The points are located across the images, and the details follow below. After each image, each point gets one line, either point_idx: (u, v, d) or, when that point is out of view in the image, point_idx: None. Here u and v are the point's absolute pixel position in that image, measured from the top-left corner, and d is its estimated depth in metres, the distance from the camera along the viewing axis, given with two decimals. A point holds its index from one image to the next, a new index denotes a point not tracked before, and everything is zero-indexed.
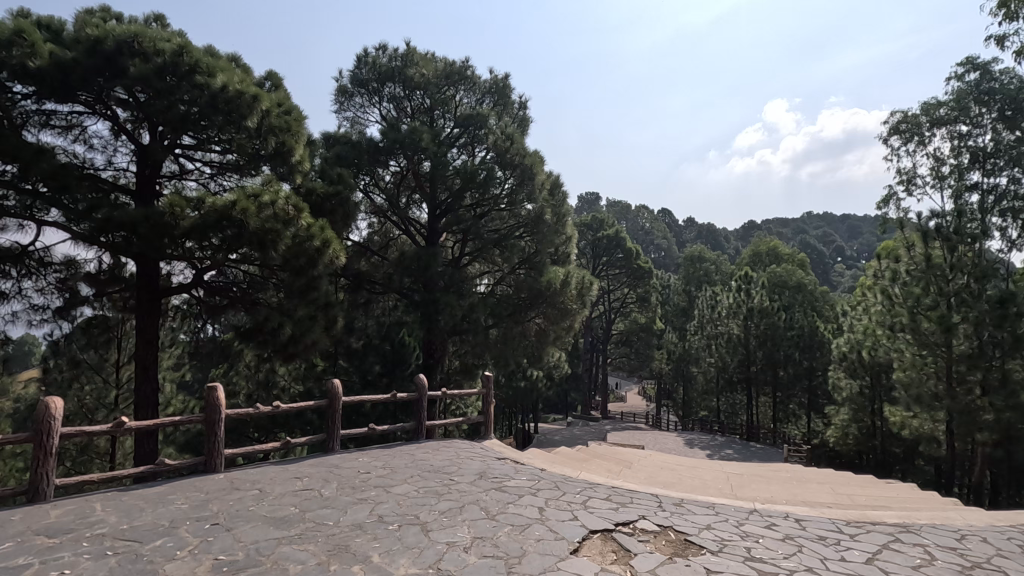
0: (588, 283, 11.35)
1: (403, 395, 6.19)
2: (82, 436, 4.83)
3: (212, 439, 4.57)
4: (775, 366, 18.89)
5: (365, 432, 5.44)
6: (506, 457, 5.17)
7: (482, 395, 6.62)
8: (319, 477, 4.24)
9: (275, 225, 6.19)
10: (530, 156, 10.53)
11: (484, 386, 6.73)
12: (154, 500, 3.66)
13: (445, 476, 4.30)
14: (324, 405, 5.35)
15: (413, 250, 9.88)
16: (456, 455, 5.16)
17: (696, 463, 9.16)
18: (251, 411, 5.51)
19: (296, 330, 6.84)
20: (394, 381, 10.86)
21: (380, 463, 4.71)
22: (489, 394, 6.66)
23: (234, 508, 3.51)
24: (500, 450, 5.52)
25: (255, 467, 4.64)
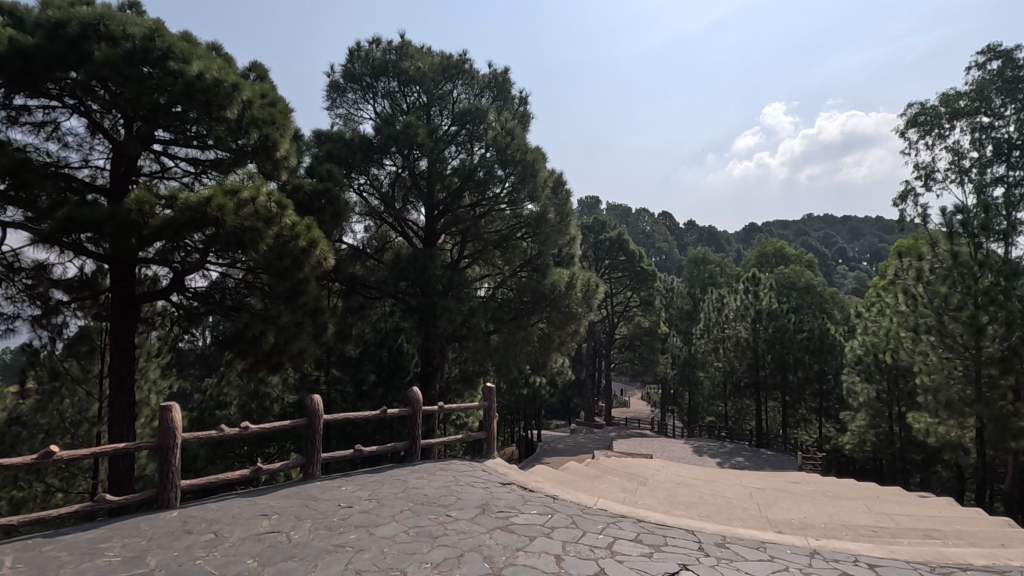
0: (594, 286, 10.81)
1: (396, 410, 5.64)
2: (13, 468, 4.27)
3: (168, 468, 4.09)
4: (785, 370, 18.32)
5: (350, 454, 4.90)
6: (511, 482, 4.62)
7: (484, 410, 6.04)
8: (293, 515, 3.69)
9: (256, 223, 5.64)
10: (532, 152, 10.02)
11: (487, 399, 6.13)
12: (81, 552, 3.13)
13: (441, 512, 3.74)
14: (301, 425, 4.81)
15: (409, 252, 9.38)
16: (454, 480, 4.61)
17: (712, 476, 8.61)
18: (222, 433, 4.96)
19: (281, 338, 6.31)
20: (389, 391, 10.37)
21: (367, 494, 4.16)
22: (492, 409, 6.09)
23: (176, 563, 2.97)
24: (504, 473, 4.98)
25: (217, 501, 4.10)
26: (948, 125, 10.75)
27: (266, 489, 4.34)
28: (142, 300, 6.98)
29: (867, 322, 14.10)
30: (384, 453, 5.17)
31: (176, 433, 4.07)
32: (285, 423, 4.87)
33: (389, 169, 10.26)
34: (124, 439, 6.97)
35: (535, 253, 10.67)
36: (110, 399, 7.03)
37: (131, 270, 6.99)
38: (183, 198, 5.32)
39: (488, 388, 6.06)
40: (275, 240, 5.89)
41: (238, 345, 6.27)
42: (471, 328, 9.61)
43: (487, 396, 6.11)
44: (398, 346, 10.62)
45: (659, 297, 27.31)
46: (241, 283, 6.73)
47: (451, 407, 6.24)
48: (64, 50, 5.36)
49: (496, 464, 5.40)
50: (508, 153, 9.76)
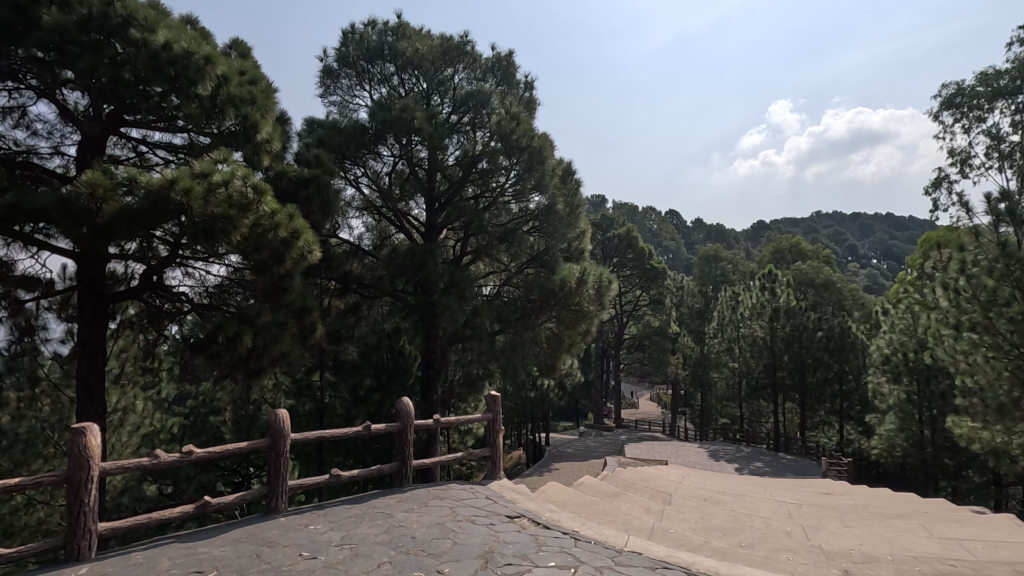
0: (607, 282, 10.03)
1: (383, 425, 4.98)
2: None
3: (82, 502, 3.60)
4: (803, 370, 17.56)
5: (326, 478, 4.30)
6: (516, 516, 3.93)
7: (487, 424, 5.36)
8: (238, 571, 3.02)
9: (230, 210, 4.96)
10: (539, 138, 9.32)
11: (490, 411, 5.47)
12: None
13: (430, 566, 3.05)
14: (263, 447, 4.14)
15: (407, 247, 8.72)
16: (451, 515, 3.91)
17: (738, 488, 7.90)
18: (171, 460, 4.30)
19: (259, 341, 5.59)
20: (387, 397, 9.35)
21: (340, 538, 3.47)
22: (496, 422, 5.41)
23: None
24: (511, 502, 4.29)
25: (143, 550, 3.45)
26: (986, 106, 9.97)
27: (214, 531, 3.69)
28: (113, 300, 6.32)
29: (895, 320, 13.29)
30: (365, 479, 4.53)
31: (90, 464, 3.59)
32: (244, 446, 4.21)
33: (387, 158, 9.63)
34: None
35: (542, 248, 9.99)
36: (78, 408, 6.38)
37: (102, 265, 6.35)
38: (144, 180, 4.65)
39: (490, 398, 5.42)
40: (252, 230, 5.21)
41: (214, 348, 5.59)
42: (475, 329, 8.93)
43: (489, 406, 5.46)
44: (399, 347, 9.65)
45: (669, 295, 26.52)
46: (221, 278, 6.10)
47: (450, 421, 5.57)
48: (9, 17, 4.74)
49: (502, 487, 4.71)
50: (513, 140, 9.04)
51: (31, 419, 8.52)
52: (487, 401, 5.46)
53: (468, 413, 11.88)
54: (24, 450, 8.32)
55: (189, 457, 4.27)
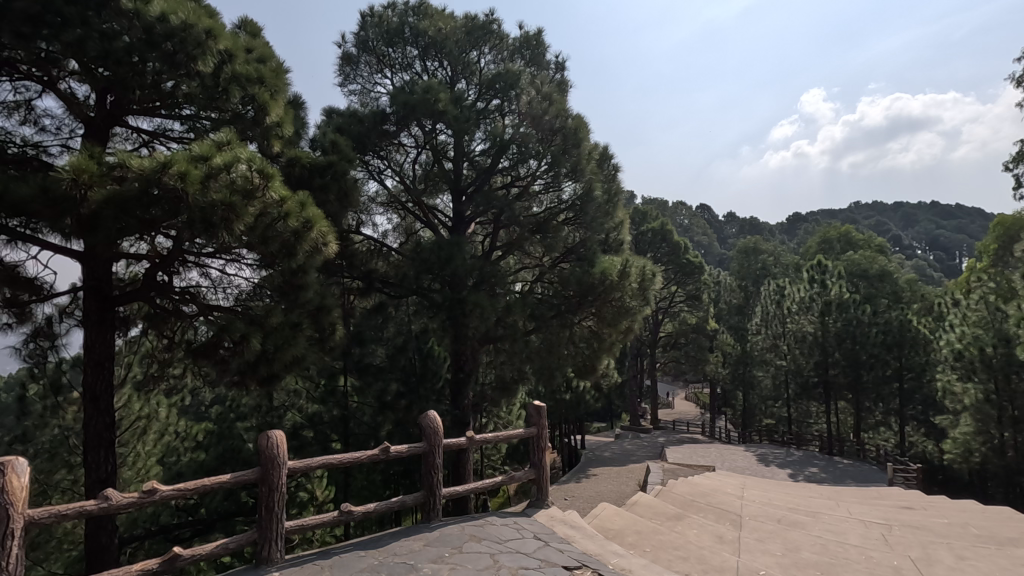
0: (651, 274, 9.16)
1: (403, 447, 4.33)
2: None
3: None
4: (859, 368, 16.31)
5: (332, 515, 3.87)
6: (573, 567, 3.26)
7: (530, 439, 4.64)
8: None
9: (233, 196, 4.38)
10: (573, 119, 8.58)
11: (534, 423, 4.75)
12: None
13: None
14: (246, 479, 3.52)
15: (433, 240, 8.09)
16: (491, 567, 3.20)
17: (810, 505, 6.99)
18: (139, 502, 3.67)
19: (270, 344, 5.00)
20: (414, 403, 8.71)
21: None
22: (541, 437, 4.69)
23: None
24: (565, 542, 3.65)
25: None
26: None
27: None
28: (119, 301, 5.85)
29: (968, 312, 12.05)
30: (385, 512, 4.07)
31: (13, 513, 3.03)
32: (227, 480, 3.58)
33: (410, 148, 9.04)
34: (99, 468, 5.85)
35: (578, 241, 9.23)
36: (84, 419, 5.91)
37: (109, 266, 5.90)
38: (136, 163, 4.12)
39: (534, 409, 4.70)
40: (258, 220, 4.61)
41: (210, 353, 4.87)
42: (508, 328, 8.23)
43: (534, 418, 4.74)
44: (428, 348, 9.24)
45: (707, 291, 25.30)
46: (234, 276, 5.59)
47: (486, 437, 4.92)
48: None
49: (553, 519, 4.11)
50: (545, 122, 8.35)
51: (54, 427, 8.27)
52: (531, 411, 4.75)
53: (501, 418, 11.24)
54: (48, 459, 8.07)
55: (159, 493, 3.58)
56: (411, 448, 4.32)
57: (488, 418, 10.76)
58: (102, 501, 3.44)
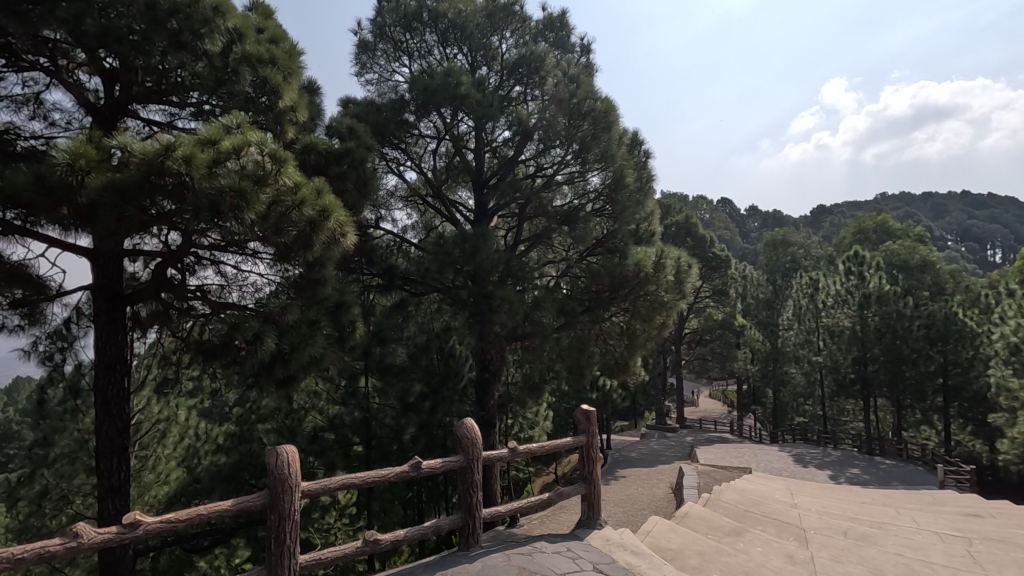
0: (687, 266, 8.62)
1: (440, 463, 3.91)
2: None
3: None
4: (901, 363, 15.51)
5: (355, 546, 3.50)
6: None
7: (581, 447, 4.40)
8: None
9: (243, 182, 4.00)
10: (602, 101, 8.09)
11: (584, 430, 4.52)
12: None
13: None
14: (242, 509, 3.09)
15: (457, 233, 7.69)
16: None
17: (868, 513, 6.43)
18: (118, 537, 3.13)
19: (285, 343, 4.58)
20: (438, 404, 8.35)
21: None
22: (591, 445, 4.45)
23: None
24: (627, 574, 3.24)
25: None
26: None
27: None
28: (129, 300, 5.54)
29: None
30: (417, 539, 3.76)
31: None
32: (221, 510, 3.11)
33: (430, 139, 8.66)
34: (112, 477, 5.54)
35: (608, 232, 8.76)
36: (96, 425, 5.61)
37: (119, 263, 5.61)
38: (137, 147, 3.75)
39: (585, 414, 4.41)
40: (270, 209, 4.21)
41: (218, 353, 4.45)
42: (536, 324, 7.78)
43: (583, 424, 4.48)
44: (450, 347, 8.88)
45: (735, 286, 24.52)
46: (247, 272, 5.25)
47: (530, 448, 4.47)
48: None
49: (606, 543, 3.72)
50: (573, 105, 7.88)
51: (73, 431, 8.07)
52: (581, 416, 4.49)
53: (528, 419, 10.81)
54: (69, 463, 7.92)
55: (143, 527, 3.05)
56: (445, 466, 3.87)
57: (514, 418, 10.37)
58: (70, 540, 2.91)
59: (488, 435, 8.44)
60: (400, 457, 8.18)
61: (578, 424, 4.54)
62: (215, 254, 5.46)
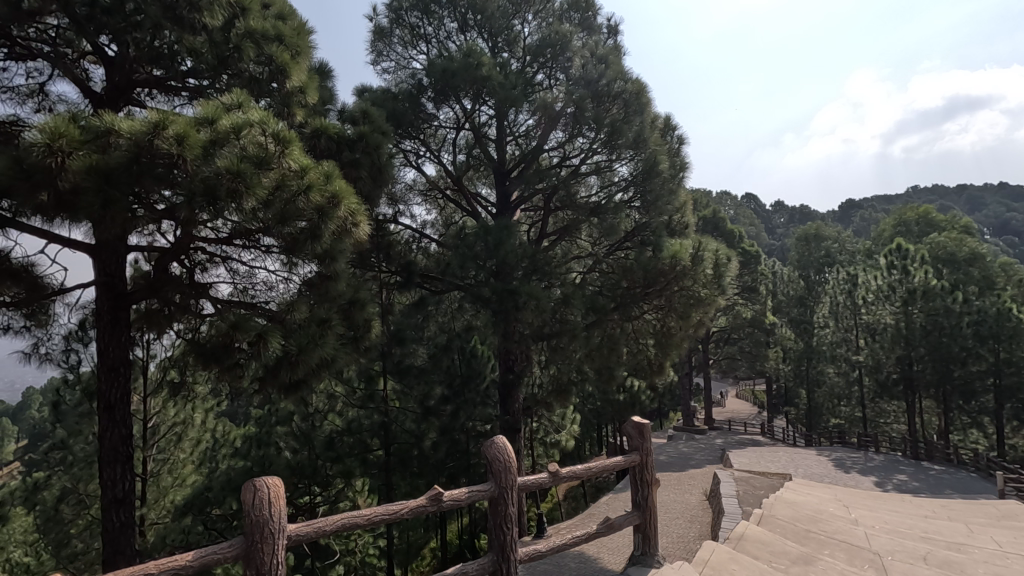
0: (727, 258, 8.00)
1: (474, 490, 3.45)
2: None
3: None
4: (950, 363, 14.57)
5: None
6: None
7: (638, 463, 4.48)
8: None
9: (244, 164, 3.60)
10: (633, 83, 7.58)
11: (637, 447, 4.62)
12: None
13: None
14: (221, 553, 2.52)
15: (480, 226, 7.23)
16: None
17: (936, 531, 5.81)
18: None
19: (293, 344, 4.12)
20: (460, 408, 7.86)
21: None
22: (648, 461, 4.57)
23: None
24: None
25: None
26: None
27: None
28: (134, 298, 5.21)
29: None
30: None
31: None
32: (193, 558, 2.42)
33: (450, 128, 8.21)
34: (117, 489, 5.19)
35: (639, 224, 8.20)
36: (100, 432, 5.28)
37: (123, 260, 5.28)
38: (125, 125, 3.35)
39: (640, 427, 4.58)
40: (274, 194, 3.79)
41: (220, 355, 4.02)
42: (564, 322, 7.28)
43: (637, 439, 4.61)
44: (472, 348, 8.46)
45: (765, 283, 23.59)
46: (257, 268, 4.87)
47: (574, 471, 4.07)
48: None
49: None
50: (601, 86, 7.39)
51: (88, 435, 7.85)
52: (633, 431, 4.62)
53: (554, 422, 10.31)
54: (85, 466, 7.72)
55: None
56: (473, 496, 3.40)
57: (539, 421, 9.89)
58: None
59: (513, 440, 7.96)
60: (421, 463, 7.72)
61: (630, 441, 4.64)
62: (224, 250, 5.10)
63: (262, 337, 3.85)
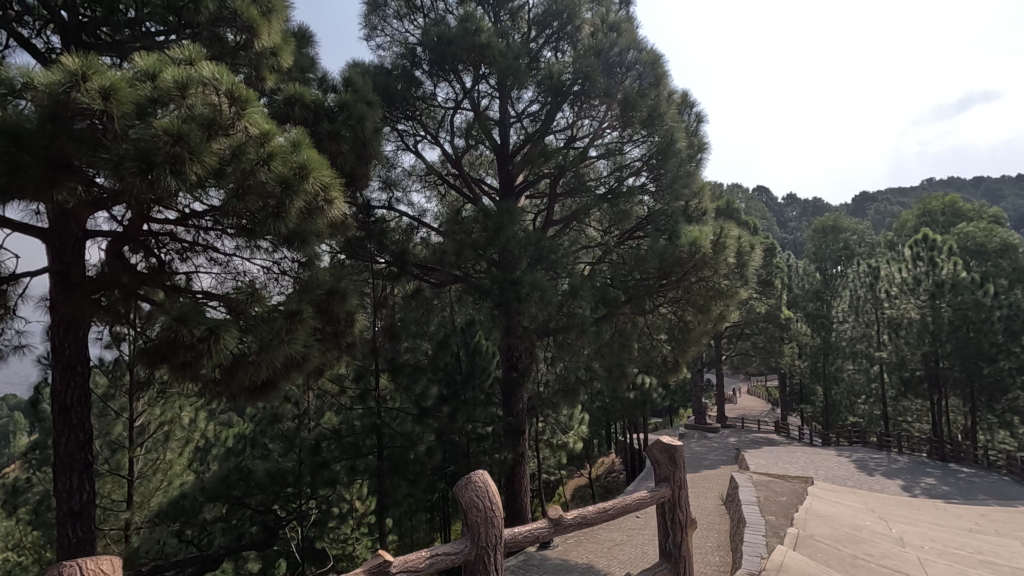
0: (750, 246, 7.37)
1: (441, 551, 2.85)
2: None
3: None
4: (980, 360, 13.80)
5: None
6: None
7: (668, 495, 4.25)
8: None
9: (189, 125, 3.00)
10: (647, 54, 6.94)
11: (666, 478, 4.36)
12: None
13: None
14: None
15: (481, 211, 6.65)
16: None
17: (991, 553, 5.16)
18: None
19: (253, 342, 3.51)
20: (459, 410, 7.25)
21: None
22: (683, 490, 4.33)
23: None
24: None
25: None
26: None
27: None
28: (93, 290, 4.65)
29: None
30: None
31: None
32: None
33: (448, 105, 7.60)
34: (74, 501, 4.69)
35: (652, 210, 7.57)
36: (55, 437, 4.74)
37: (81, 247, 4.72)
38: (40, 77, 2.73)
39: (671, 451, 4.33)
40: (228, 164, 3.21)
41: (170, 354, 3.43)
42: (572, 315, 6.67)
43: (666, 468, 4.36)
44: (474, 344, 7.91)
45: (780, 276, 22.78)
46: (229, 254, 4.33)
47: (587, 514, 3.87)
48: None
49: None
50: (610, 56, 6.79)
51: None
52: (663, 460, 4.37)
53: (562, 422, 9.74)
54: None
55: None
56: (437, 563, 2.77)
57: (544, 421, 9.32)
58: None
59: (516, 443, 7.40)
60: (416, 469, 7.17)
61: (659, 471, 4.39)
62: (198, 238, 4.59)
63: (215, 332, 3.25)
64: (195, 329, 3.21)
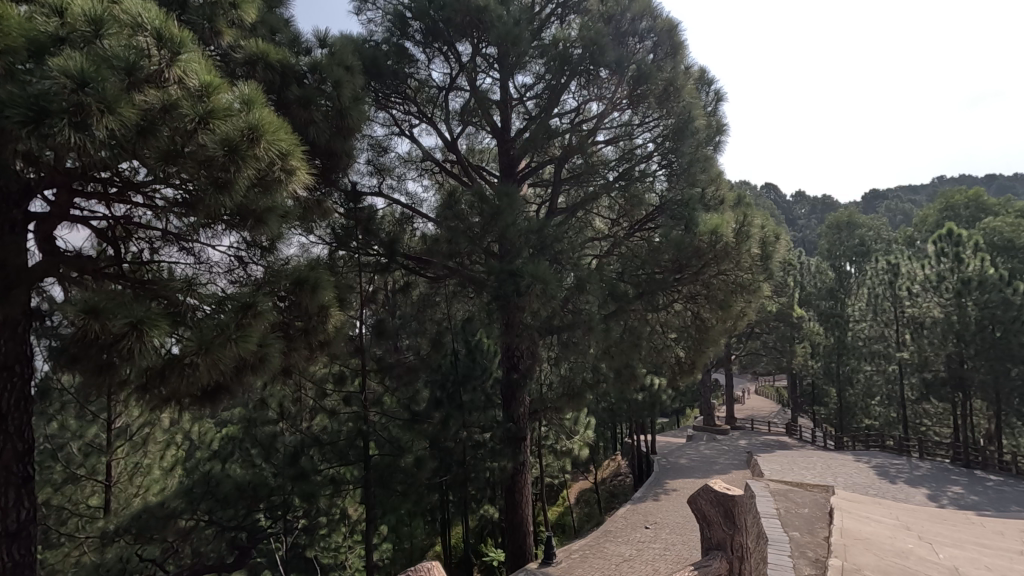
0: (773, 237, 6.75)
1: None
2: None
3: None
4: (1009, 361, 13.06)
5: None
6: None
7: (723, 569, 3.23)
8: None
9: (100, 68, 2.41)
10: (661, 22, 6.30)
11: (720, 543, 3.37)
12: None
13: None
14: None
15: (477, 194, 6.01)
16: None
17: None
18: None
19: (191, 340, 2.89)
20: (455, 415, 6.62)
21: None
22: (742, 561, 3.34)
23: None
24: None
25: None
26: None
27: None
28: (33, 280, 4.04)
29: None
30: None
31: None
32: None
33: (443, 83, 6.96)
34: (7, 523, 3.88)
35: (665, 198, 6.92)
36: None
37: None
38: None
39: (727, 507, 3.34)
40: (154, 121, 2.63)
41: (87, 351, 2.86)
42: (579, 311, 6.05)
43: (721, 528, 3.38)
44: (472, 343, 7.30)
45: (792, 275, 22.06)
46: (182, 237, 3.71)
47: None
48: None
49: None
50: (619, 24, 6.18)
51: None
52: (714, 516, 3.40)
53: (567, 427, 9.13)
54: None
55: None
56: None
57: (548, 426, 8.72)
58: None
59: (517, 451, 6.81)
60: None
61: (710, 531, 3.43)
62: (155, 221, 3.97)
63: (139, 327, 2.64)
64: (112, 324, 2.61)
